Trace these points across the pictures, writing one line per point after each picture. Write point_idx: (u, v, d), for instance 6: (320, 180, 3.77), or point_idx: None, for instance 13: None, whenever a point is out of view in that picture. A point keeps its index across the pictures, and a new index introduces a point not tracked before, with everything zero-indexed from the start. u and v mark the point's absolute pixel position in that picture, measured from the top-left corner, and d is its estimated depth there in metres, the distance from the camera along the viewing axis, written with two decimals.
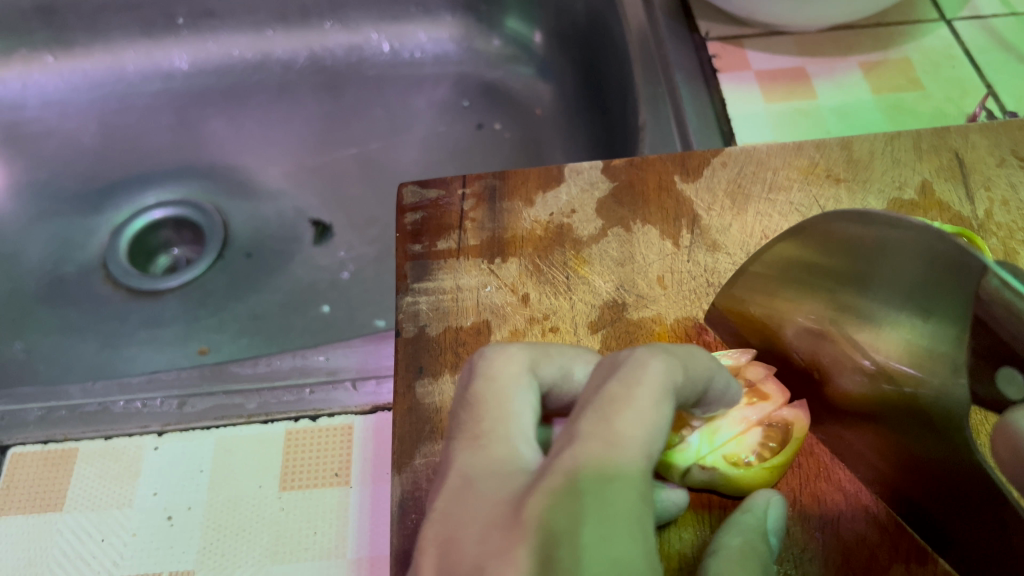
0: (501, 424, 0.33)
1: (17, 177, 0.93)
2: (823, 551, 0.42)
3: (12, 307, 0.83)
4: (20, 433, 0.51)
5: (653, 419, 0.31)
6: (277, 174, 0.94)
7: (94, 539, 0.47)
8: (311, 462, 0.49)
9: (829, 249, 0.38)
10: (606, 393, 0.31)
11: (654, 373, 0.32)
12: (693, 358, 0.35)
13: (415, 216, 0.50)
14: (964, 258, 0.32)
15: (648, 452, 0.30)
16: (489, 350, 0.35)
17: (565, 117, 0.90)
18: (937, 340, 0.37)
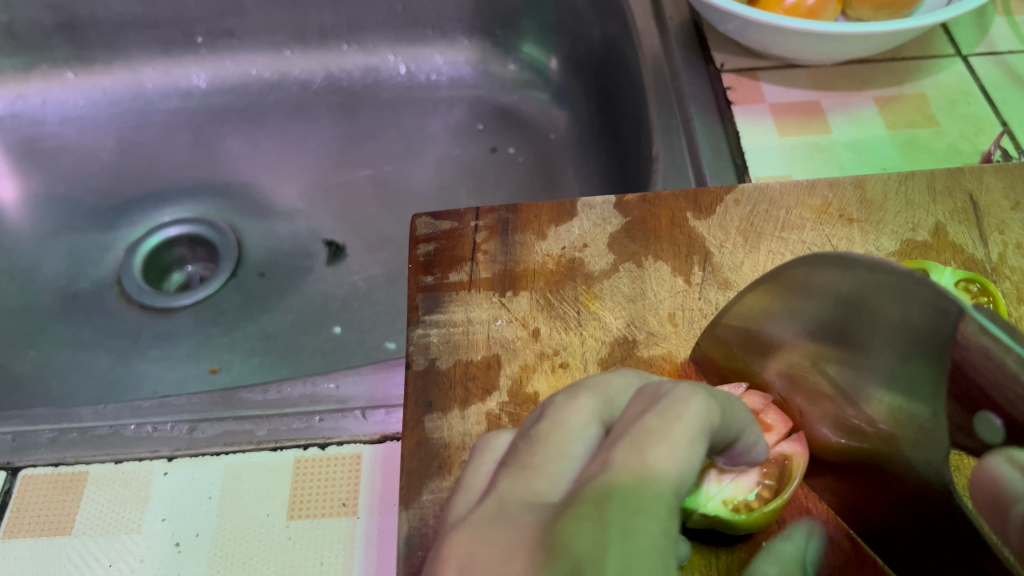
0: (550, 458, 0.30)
1: (36, 191, 0.94)
2: None
3: (26, 322, 0.83)
4: (31, 455, 0.52)
5: (688, 456, 0.30)
6: (291, 193, 0.94)
7: (102, 564, 0.47)
8: (319, 491, 0.49)
9: (806, 297, 0.39)
10: (645, 426, 0.30)
11: (693, 413, 0.31)
12: (735, 405, 0.34)
13: (428, 247, 0.50)
14: (940, 305, 0.33)
15: (680, 489, 0.29)
16: (557, 401, 0.33)
17: (580, 142, 0.90)
18: (917, 391, 0.37)
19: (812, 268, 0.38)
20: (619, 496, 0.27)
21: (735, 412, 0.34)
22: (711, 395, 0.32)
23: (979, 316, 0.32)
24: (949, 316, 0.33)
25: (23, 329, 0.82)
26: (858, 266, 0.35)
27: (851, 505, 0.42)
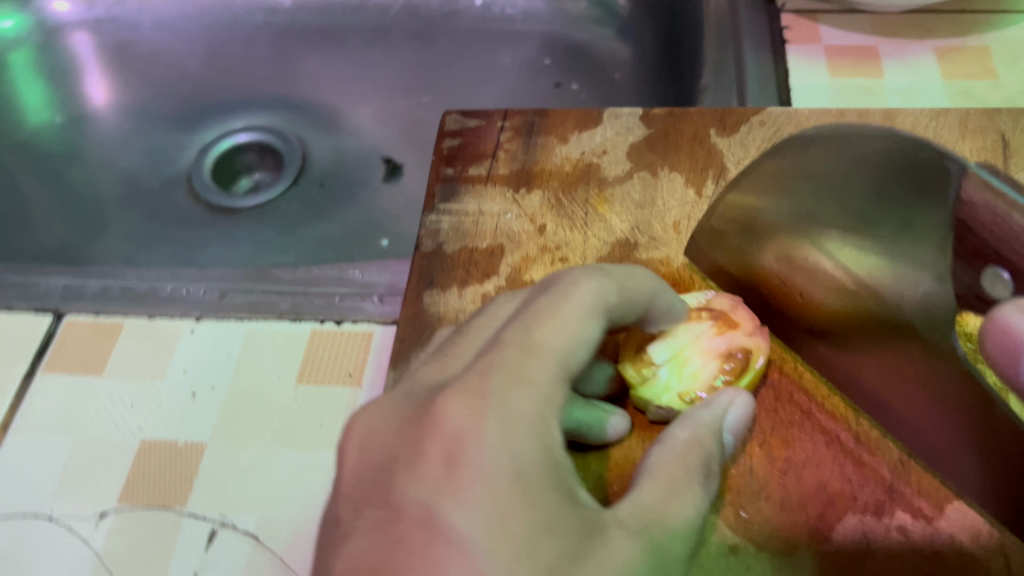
0: (470, 349, 0.36)
1: (127, 98, 1.00)
2: (785, 491, 0.40)
3: (102, 208, 0.90)
4: (76, 303, 0.56)
5: (574, 333, 0.35)
6: (358, 112, 0.97)
7: (125, 404, 0.52)
8: (328, 362, 0.52)
9: (817, 174, 0.41)
10: (536, 307, 0.36)
11: (583, 294, 0.36)
12: (637, 278, 0.40)
13: (453, 141, 0.52)
14: (944, 165, 0.35)
15: (561, 362, 0.34)
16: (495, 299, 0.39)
17: (644, 84, 0.90)
18: (914, 257, 0.38)
19: (828, 144, 0.40)
20: (501, 370, 0.33)
21: (636, 291, 0.39)
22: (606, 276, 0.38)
23: (982, 172, 0.34)
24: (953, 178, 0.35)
25: (100, 214, 0.89)
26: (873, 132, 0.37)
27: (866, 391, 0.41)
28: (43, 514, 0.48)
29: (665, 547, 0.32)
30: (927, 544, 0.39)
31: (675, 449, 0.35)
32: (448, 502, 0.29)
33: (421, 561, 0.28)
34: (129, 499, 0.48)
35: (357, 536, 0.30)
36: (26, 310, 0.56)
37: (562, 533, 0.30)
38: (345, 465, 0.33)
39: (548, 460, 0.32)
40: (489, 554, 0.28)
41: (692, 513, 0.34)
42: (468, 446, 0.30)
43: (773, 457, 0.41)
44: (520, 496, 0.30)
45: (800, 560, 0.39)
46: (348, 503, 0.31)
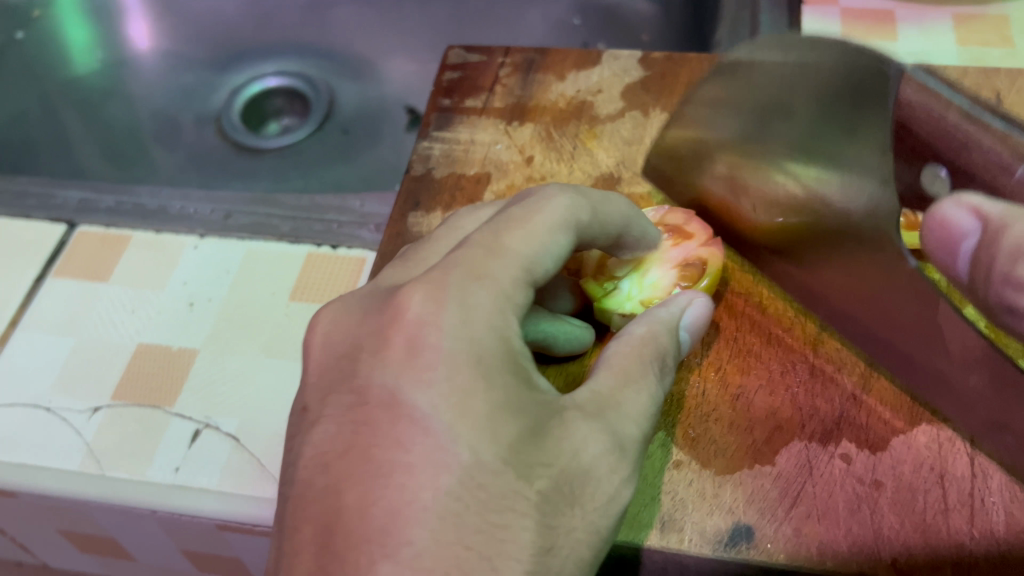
0: (436, 252, 0.37)
1: (173, 44, 1.01)
2: (733, 414, 0.42)
3: (132, 142, 0.93)
4: (89, 216, 0.59)
5: (541, 243, 0.36)
6: (385, 62, 0.98)
7: (126, 310, 0.54)
8: (321, 282, 0.54)
9: (747, 103, 0.43)
10: (507, 214, 0.37)
11: (555, 207, 0.37)
12: (613, 203, 0.40)
13: (453, 74, 0.54)
14: (874, 66, 0.37)
15: (525, 266, 0.35)
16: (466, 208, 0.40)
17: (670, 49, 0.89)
18: (849, 167, 0.40)
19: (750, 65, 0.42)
20: (463, 265, 0.34)
21: (608, 214, 0.40)
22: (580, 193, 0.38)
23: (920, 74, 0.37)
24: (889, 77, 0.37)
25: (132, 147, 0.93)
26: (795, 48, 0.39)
27: (837, 307, 0.43)
28: (41, 406, 0.50)
29: (620, 431, 0.35)
30: (868, 473, 0.40)
31: (636, 341, 0.37)
32: (411, 384, 0.32)
33: (386, 441, 0.31)
34: (121, 397, 0.50)
35: (325, 421, 0.33)
36: (42, 220, 0.59)
37: (523, 414, 0.32)
38: (309, 359, 0.36)
39: (506, 347, 0.33)
40: (449, 429, 0.31)
41: (647, 401, 0.36)
42: (430, 331, 0.33)
43: (727, 382, 0.43)
44: (479, 376, 0.32)
45: (743, 478, 0.40)
46: (313, 391, 0.35)
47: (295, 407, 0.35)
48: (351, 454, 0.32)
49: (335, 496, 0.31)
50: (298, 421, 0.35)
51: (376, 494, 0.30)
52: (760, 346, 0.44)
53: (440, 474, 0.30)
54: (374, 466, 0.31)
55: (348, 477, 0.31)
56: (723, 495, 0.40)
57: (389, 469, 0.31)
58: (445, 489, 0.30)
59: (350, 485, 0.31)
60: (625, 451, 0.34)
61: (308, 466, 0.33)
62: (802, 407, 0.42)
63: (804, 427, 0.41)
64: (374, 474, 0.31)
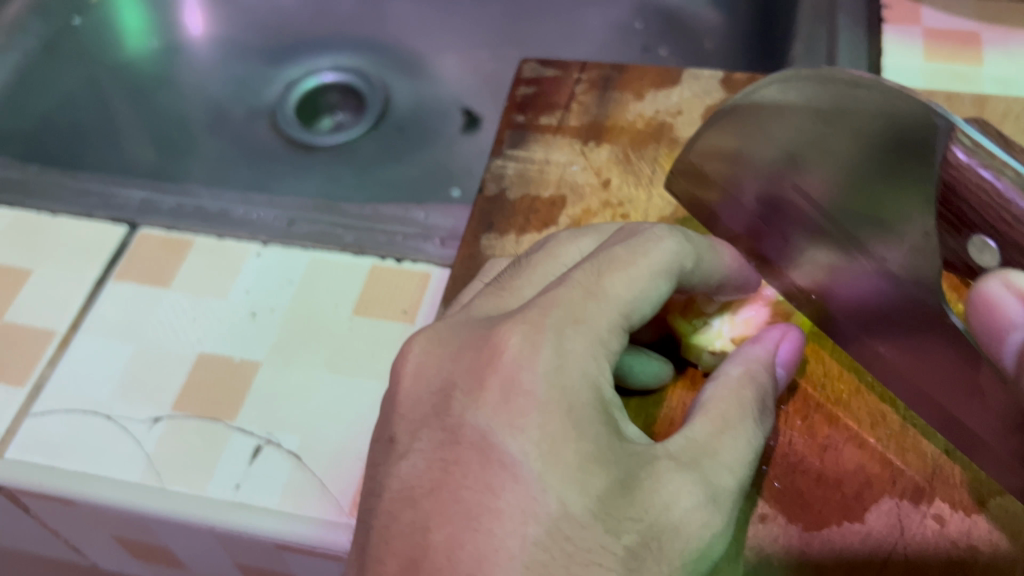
0: (531, 285, 0.38)
1: (223, 32, 0.99)
2: (821, 466, 0.40)
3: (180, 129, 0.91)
4: (152, 217, 0.59)
5: (642, 290, 0.36)
6: (441, 59, 0.96)
7: (187, 317, 0.53)
8: (385, 297, 0.53)
9: (798, 150, 0.40)
10: (612, 253, 0.37)
11: (662, 252, 0.37)
12: (717, 253, 0.40)
13: (527, 89, 0.53)
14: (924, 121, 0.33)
15: (625, 312, 0.36)
16: (564, 236, 0.40)
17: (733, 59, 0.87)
18: (912, 220, 0.36)
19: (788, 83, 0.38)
20: (562, 307, 0.35)
21: (709, 257, 0.40)
22: (686, 239, 0.38)
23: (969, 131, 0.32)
24: (937, 130, 0.32)
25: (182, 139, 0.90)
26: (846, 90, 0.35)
27: (897, 370, 0.41)
28: (101, 413, 0.50)
29: (713, 481, 0.34)
30: (962, 537, 0.38)
31: (726, 387, 0.37)
32: (505, 429, 0.32)
33: (477, 484, 0.32)
34: (182, 408, 0.49)
35: (414, 454, 0.34)
36: (104, 220, 0.59)
37: (614, 466, 0.32)
38: (400, 387, 0.36)
39: (598, 396, 0.34)
40: (540, 478, 0.31)
41: (740, 448, 0.36)
42: (524, 376, 0.33)
43: (814, 432, 0.41)
44: (572, 425, 0.32)
45: (831, 536, 0.38)
46: (403, 422, 0.35)
47: (381, 437, 0.36)
48: (439, 494, 0.32)
49: (422, 534, 0.31)
50: (385, 451, 0.35)
51: (465, 537, 0.31)
52: (849, 393, 0.42)
53: (528, 524, 0.31)
54: (464, 509, 0.31)
55: (443, 515, 0.31)
56: (810, 552, 0.38)
57: (478, 512, 0.31)
58: (532, 538, 0.30)
59: (439, 523, 0.31)
60: (717, 502, 0.34)
61: (394, 498, 0.33)
62: (893, 463, 0.40)
63: (895, 483, 0.40)
64: (464, 516, 0.31)
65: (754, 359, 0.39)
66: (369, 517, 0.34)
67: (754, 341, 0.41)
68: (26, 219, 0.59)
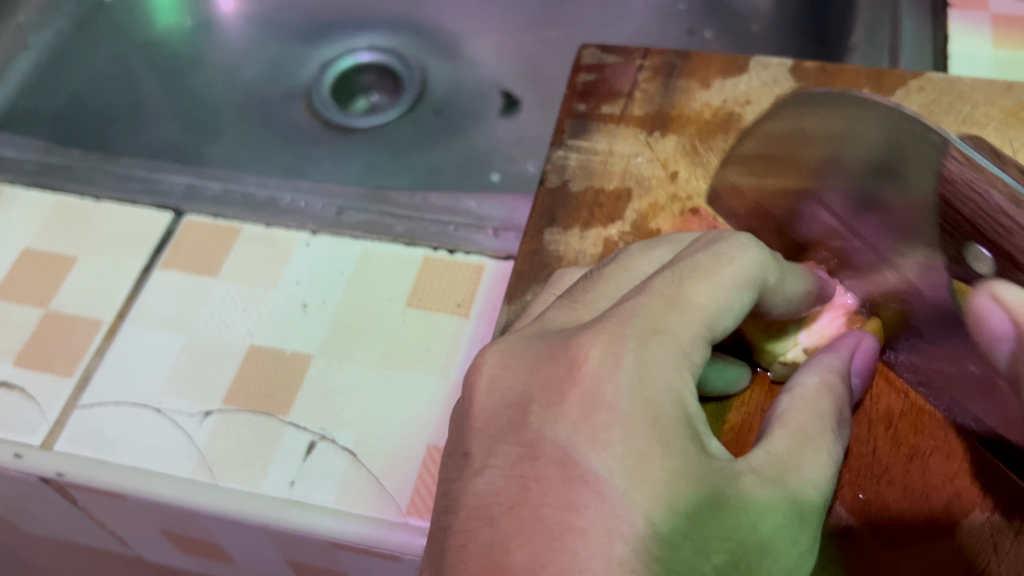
0: (605, 297, 0.37)
1: (259, 9, 0.90)
2: (905, 478, 0.40)
3: (209, 113, 0.84)
4: (197, 205, 0.58)
5: (726, 300, 0.34)
6: (475, 41, 0.87)
7: (238, 308, 0.52)
8: (440, 290, 0.52)
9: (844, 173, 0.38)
10: (693, 262, 0.35)
11: (746, 261, 0.35)
12: (796, 276, 0.39)
13: (587, 76, 0.53)
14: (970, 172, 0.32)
15: (707, 323, 0.34)
16: (637, 249, 0.39)
17: (785, 42, 0.79)
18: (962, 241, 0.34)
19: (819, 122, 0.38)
20: (643, 317, 0.33)
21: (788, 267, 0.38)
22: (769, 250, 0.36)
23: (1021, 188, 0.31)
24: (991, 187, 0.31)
25: (208, 116, 0.84)
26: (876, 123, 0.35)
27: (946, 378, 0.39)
28: (151, 406, 0.49)
29: (800, 497, 0.32)
30: None
31: (806, 398, 0.35)
32: (587, 445, 0.31)
33: (558, 501, 0.30)
34: (235, 402, 0.48)
35: (490, 471, 0.33)
36: (149, 207, 0.58)
37: (701, 481, 0.30)
38: (474, 400, 0.35)
39: (682, 411, 0.32)
40: (625, 496, 0.30)
41: (824, 462, 0.34)
42: (606, 389, 0.31)
43: (899, 441, 0.40)
44: (657, 440, 0.30)
45: (919, 551, 0.38)
46: (478, 437, 0.34)
47: (455, 452, 0.35)
48: (518, 511, 0.31)
49: (501, 553, 0.30)
50: (460, 465, 0.34)
51: (549, 557, 0.29)
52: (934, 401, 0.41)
53: (614, 543, 0.29)
54: (546, 528, 0.30)
55: (518, 535, 0.30)
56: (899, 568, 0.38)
57: (561, 531, 0.30)
58: (618, 558, 0.29)
59: (519, 543, 0.30)
60: (804, 518, 0.32)
61: (471, 516, 0.32)
62: (975, 476, 0.39)
63: (979, 496, 0.39)
64: (548, 536, 0.30)
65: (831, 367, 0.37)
66: (444, 534, 0.33)
67: (831, 350, 0.39)
68: (70, 206, 0.58)
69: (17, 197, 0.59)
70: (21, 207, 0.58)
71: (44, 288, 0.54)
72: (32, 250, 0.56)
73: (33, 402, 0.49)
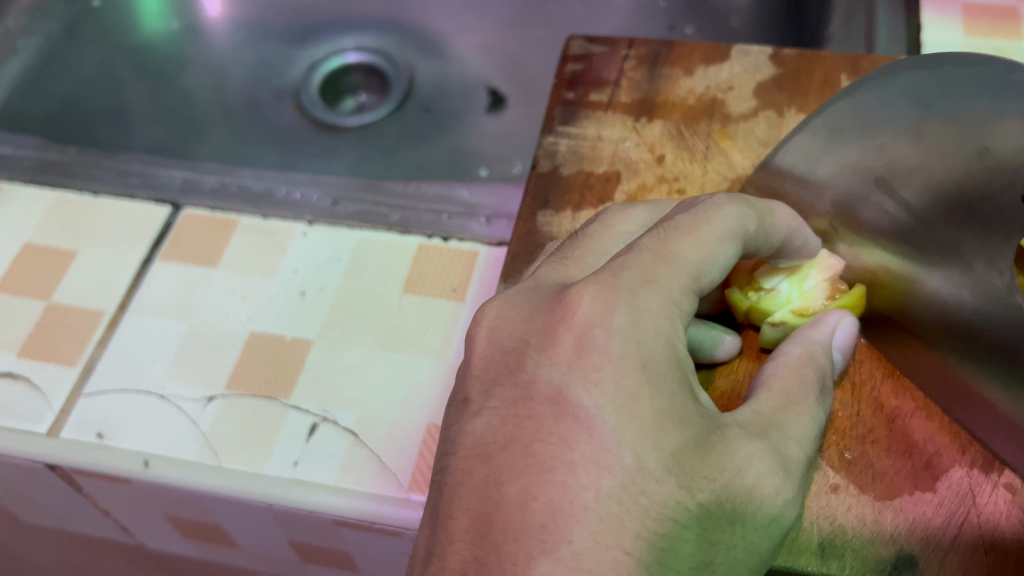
0: (591, 252, 0.39)
1: (245, 12, 0.91)
2: (887, 439, 0.41)
3: (196, 110, 0.84)
4: (195, 198, 0.59)
5: (710, 253, 0.36)
6: (459, 39, 0.88)
7: (237, 296, 0.54)
8: (433, 274, 0.53)
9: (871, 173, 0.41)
10: (675, 221, 0.37)
11: (725, 217, 0.37)
12: (775, 213, 0.40)
13: (575, 66, 0.56)
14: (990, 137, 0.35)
15: (695, 275, 0.35)
16: (615, 210, 0.42)
17: (764, 37, 0.79)
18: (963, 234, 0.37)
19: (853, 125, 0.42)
20: (630, 267, 0.35)
21: (772, 225, 0.40)
22: (746, 204, 0.38)
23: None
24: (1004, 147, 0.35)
25: (194, 115, 0.84)
26: (947, 74, 0.38)
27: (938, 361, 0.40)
28: (155, 392, 0.50)
29: (783, 451, 0.34)
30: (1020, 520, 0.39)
31: (789, 364, 0.37)
32: (579, 383, 0.32)
33: (551, 437, 0.32)
34: (236, 387, 0.49)
35: (488, 412, 0.34)
36: (147, 201, 0.59)
37: (686, 424, 0.32)
38: (474, 352, 0.37)
39: (672, 353, 0.33)
40: (614, 431, 0.31)
41: (806, 423, 0.35)
42: (599, 332, 0.33)
43: (882, 404, 0.42)
44: (648, 382, 0.32)
45: (903, 506, 0.40)
46: (476, 382, 0.36)
47: (456, 399, 0.37)
48: (513, 447, 0.33)
49: (496, 487, 0.32)
50: (460, 411, 0.36)
51: (539, 489, 0.31)
52: None
53: (602, 476, 0.31)
54: (538, 462, 0.32)
55: (513, 471, 0.32)
56: (884, 523, 0.39)
57: (553, 465, 0.31)
58: (606, 490, 0.31)
59: (512, 477, 0.32)
60: (789, 472, 0.34)
61: (468, 455, 0.34)
62: (949, 439, 0.41)
63: (950, 457, 0.41)
64: (539, 470, 0.32)
65: (812, 340, 0.39)
66: (442, 477, 0.35)
67: (815, 324, 0.40)
68: (69, 201, 0.60)
69: (16, 193, 0.60)
70: (20, 203, 0.59)
71: (45, 281, 0.55)
72: (32, 244, 0.57)
73: (37, 392, 0.50)
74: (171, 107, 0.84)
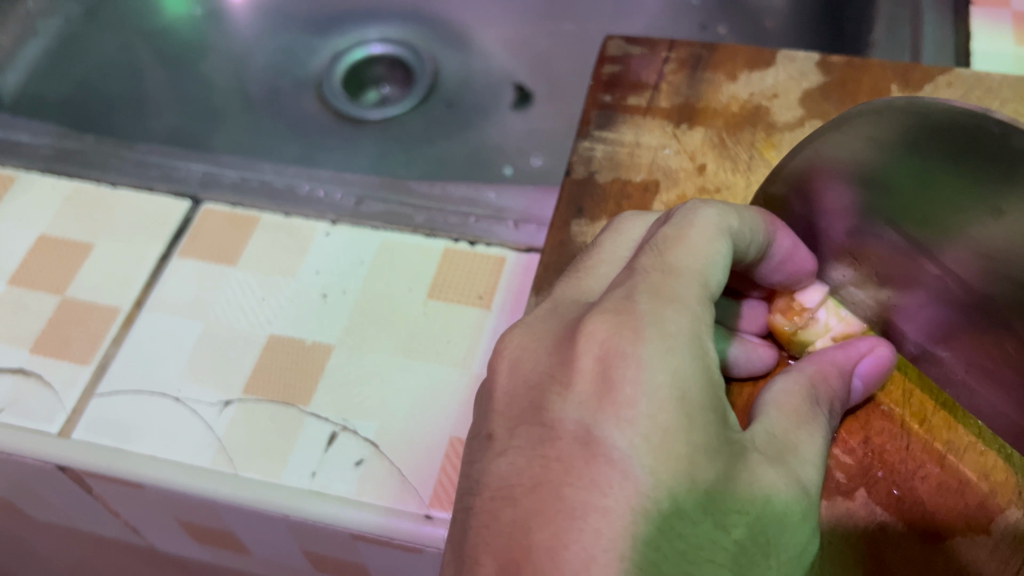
0: (605, 262, 0.39)
1: None
2: (939, 475, 0.40)
3: (217, 99, 0.83)
4: (215, 193, 0.57)
5: (706, 255, 0.35)
6: (485, 32, 0.85)
7: (255, 297, 0.52)
8: (460, 281, 0.52)
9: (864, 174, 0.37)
10: (661, 236, 0.37)
11: (705, 217, 0.36)
12: (758, 213, 0.39)
13: (612, 67, 0.54)
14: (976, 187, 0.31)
15: (702, 282, 0.35)
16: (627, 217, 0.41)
17: (802, 37, 0.77)
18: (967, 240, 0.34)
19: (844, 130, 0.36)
20: (645, 292, 0.34)
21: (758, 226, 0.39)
22: (724, 203, 0.38)
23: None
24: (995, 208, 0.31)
25: (213, 103, 0.82)
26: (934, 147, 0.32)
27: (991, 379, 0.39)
28: (170, 395, 0.48)
29: (800, 475, 0.34)
30: None
31: (797, 383, 0.37)
32: (611, 423, 0.31)
33: (580, 480, 0.30)
34: (255, 391, 0.48)
35: (512, 452, 0.33)
36: (165, 195, 0.58)
37: (720, 456, 0.32)
38: (497, 384, 0.35)
39: (707, 383, 0.32)
40: (648, 475, 0.30)
41: (817, 446, 0.35)
42: (628, 365, 0.31)
43: (933, 437, 0.41)
44: (683, 416, 0.31)
45: (954, 547, 0.39)
46: (501, 419, 0.34)
47: (479, 434, 0.35)
48: (540, 490, 0.31)
49: (524, 533, 0.30)
50: (483, 447, 0.34)
51: (570, 537, 0.29)
52: None
53: (638, 522, 0.30)
54: (568, 507, 0.30)
55: (542, 514, 0.30)
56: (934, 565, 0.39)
57: (583, 511, 0.30)
58: (642, 537, 0.30)
59: (541, 522, 0.30)
60: (807, 498, 0.33)
61: (493, 497, 0.32)
62: (1004, 477, 0.40)
63: (1003, 497, 0.40)
64: (568, 515, 0.30)
65: (833, 362, 0.39)
66: (466, 515, 0.33)
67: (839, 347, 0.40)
68: (86, 192, 0.58)
69: (33, 181, 0.59)
70: (35, 193, 0.58)
71: (59, 274, 0.54)
72: (47, 237, 0.56)
73: (49, 389, 0.48)
74: (190, 95, 0.82)
